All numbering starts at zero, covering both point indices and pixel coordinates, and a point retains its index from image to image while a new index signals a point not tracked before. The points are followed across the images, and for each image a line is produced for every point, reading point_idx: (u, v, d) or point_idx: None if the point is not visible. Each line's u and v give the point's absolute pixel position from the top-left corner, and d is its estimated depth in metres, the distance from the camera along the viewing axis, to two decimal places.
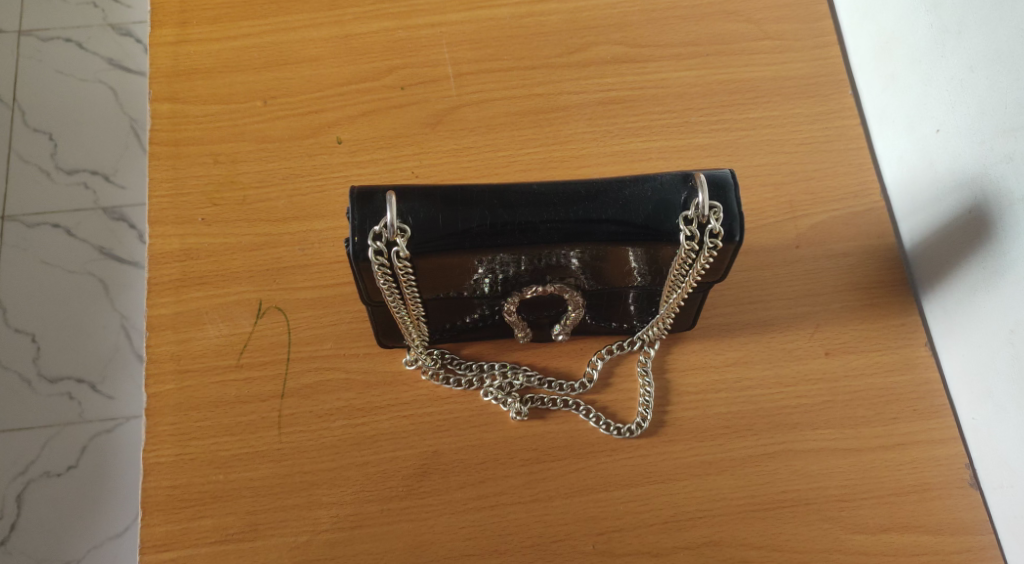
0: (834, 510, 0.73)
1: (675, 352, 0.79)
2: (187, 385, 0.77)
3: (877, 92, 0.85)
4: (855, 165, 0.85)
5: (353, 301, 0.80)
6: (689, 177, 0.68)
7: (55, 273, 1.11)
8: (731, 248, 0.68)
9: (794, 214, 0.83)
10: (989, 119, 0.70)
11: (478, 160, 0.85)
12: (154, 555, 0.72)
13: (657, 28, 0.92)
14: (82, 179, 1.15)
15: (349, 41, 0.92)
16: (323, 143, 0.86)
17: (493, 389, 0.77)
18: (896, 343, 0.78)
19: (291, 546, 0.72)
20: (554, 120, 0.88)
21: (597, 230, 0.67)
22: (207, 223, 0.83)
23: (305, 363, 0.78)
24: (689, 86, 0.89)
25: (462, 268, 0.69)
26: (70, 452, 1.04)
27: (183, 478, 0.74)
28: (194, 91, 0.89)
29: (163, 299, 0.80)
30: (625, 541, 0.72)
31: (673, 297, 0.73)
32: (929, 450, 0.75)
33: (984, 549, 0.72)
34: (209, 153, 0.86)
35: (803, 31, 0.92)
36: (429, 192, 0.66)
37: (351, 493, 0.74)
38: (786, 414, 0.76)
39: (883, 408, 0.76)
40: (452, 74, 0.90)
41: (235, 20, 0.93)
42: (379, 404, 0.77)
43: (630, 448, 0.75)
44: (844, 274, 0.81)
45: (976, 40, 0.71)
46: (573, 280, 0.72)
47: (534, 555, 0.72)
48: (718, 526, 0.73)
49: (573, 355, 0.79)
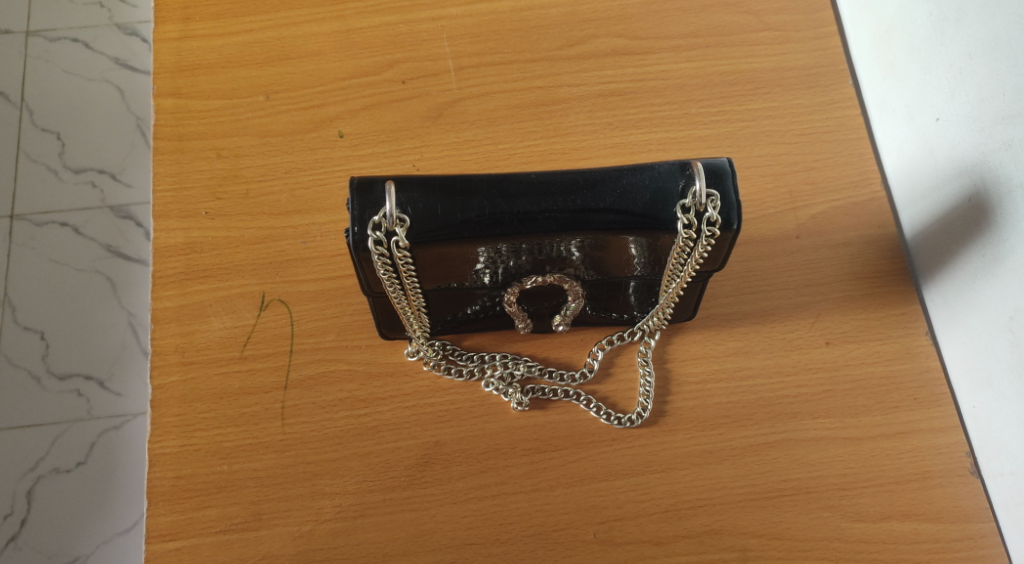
0: (835, 499, 0.73)
1: (675, 343, 0.79)
2: (191, 377, 0.78)
3: (877, 82, 0.85)
4: (855, 155, 0.85)
5: (356, 294, 0.81)
6: (686, 166, 0.68)
7: (62, 270, 1.12)
8: (729, 236, 0.69)
9: (794, 205, 0.83)
10: (988, 106, 0.70)
11: (479, 153, 0.86)
12: (160, 545, 0.73)
13: (656, 20, 0.93)
14: (89, 177, 1.17)
15: (350, 36, 0.92)
16: (325, 137, 0.87)
17: (494, 379, 0.77)
18: (897, 333, 0.79)
19: (295, 536, 0.73)
20: (555, 113, 0.88)
21: (595, 219, 0.67)
22: (211, 217, 0.84)
23: (308, 354, 0.79)
24: (689, 77, 0.89)
25: (462, 258, 0.69)
26: (79, 449, 1.05)
27: (188, 468, 0.75)
28: (198, 86, 0.90)
29: (168, 292, 0.81)
30: (626, 530, 0.73)
31: (673, 287, 0.73)
32: (930, 438, 0.75)
33: (985, 537, 0.72)
34: (213, 147, 0.87)
35: (803, 22, 0.92)
36: (428, 182, 0.67)
37: (354, 483, 0.74)
38: (786, 404, 0.76)
39: (884, 396, 0.76)
40: (453, 68, 0.91)
41: (238, 16, 0.93)
42: (381, 395, 0.77)
43: (631, 438, 0.75)
44: (845, 263, 0.81)
45: (973, 27, 0.71)
46: (572, 271, 0.73)
47: (535, 544, 0.72)
48: (718, 515, 0.73)
49: (573, 346, 0.79)
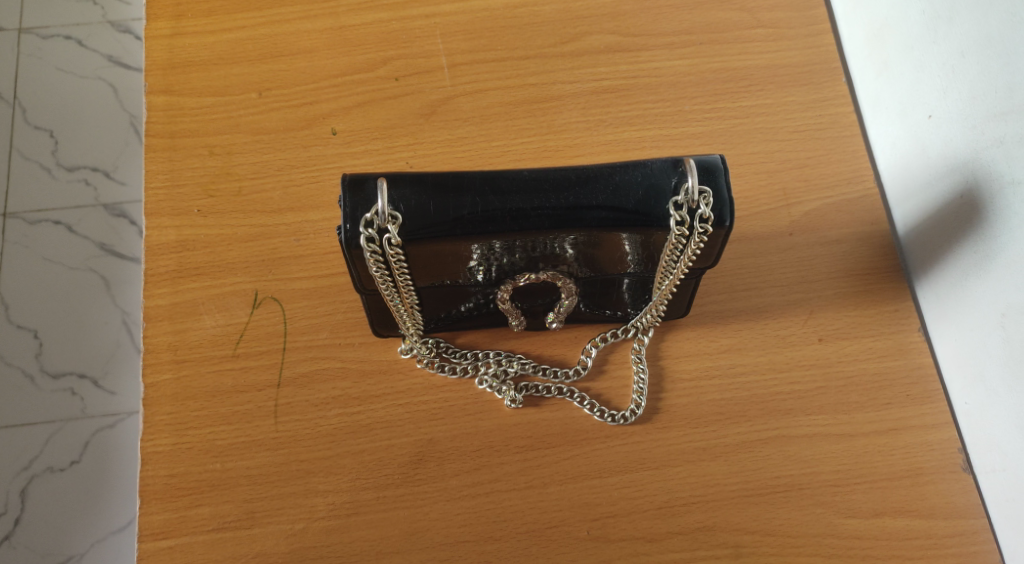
0: (828, 495, 0.73)
1: (669, 340, 0.79)
2: (184, 375, 0.78)
3: (870, 79, 0.85)
4: (849, 152, 0.85)
5: (349, 291, 0.81)
6: (679, 162, 0.68)
7: (56, 269, 1.12)
8: (722, 233, 0.69)
9: (787, 202, 0.83)
10: (980, 104, 0.70)
11: (472, 150, 0.86)
12: (153, 543, 0.72)
13: (650, 17, 0.93)
14: (82, 175, 1.16)
15: (343, 33, 0.92)
16: (319, 134, 0.87)
17: (488, 377, 0.77)
18: (890, 329, 0.79)
19: (288, 534, 0.73)
20: (548, 110, 0.88)
21: (588, 216, 0.67)
22: (203, 215, 0.83)
23: (301, 352, 0.78)
24: (682, 74, 0.89)
25: (455, 255, 0.69)
26: (73, 448, 1.05)
27: (181, 467, 0.75)
28: (190, 83, 0.89)
29: (160, 290, 0.81)
30: (619, 526, 0.73)
31: (666, 284, 0.73)
32: (923, 435, 0.75)
33: (977, 533, 0.72)
34: (205, 145, 0.87)
35: (796, 19, 0.92)
36: (421, 179, 0.67)
37: (348, 480, 0.74)
38: (779, 400, 0.76)
39: (876, 393, 0.76)
40: (447, 65, 0.91)
41: (230, 13, 0.93)
42: (375, 393, 0.77)
43: (624, 435, 0.76)
44: (838, 260, 0.81)
45: (966, 25, 0.71)
46: (566, 268, 0.72)
47: (529, 541, 0.72)
48: (711, 512, 0.73)
49: (567, 344, 0.79)
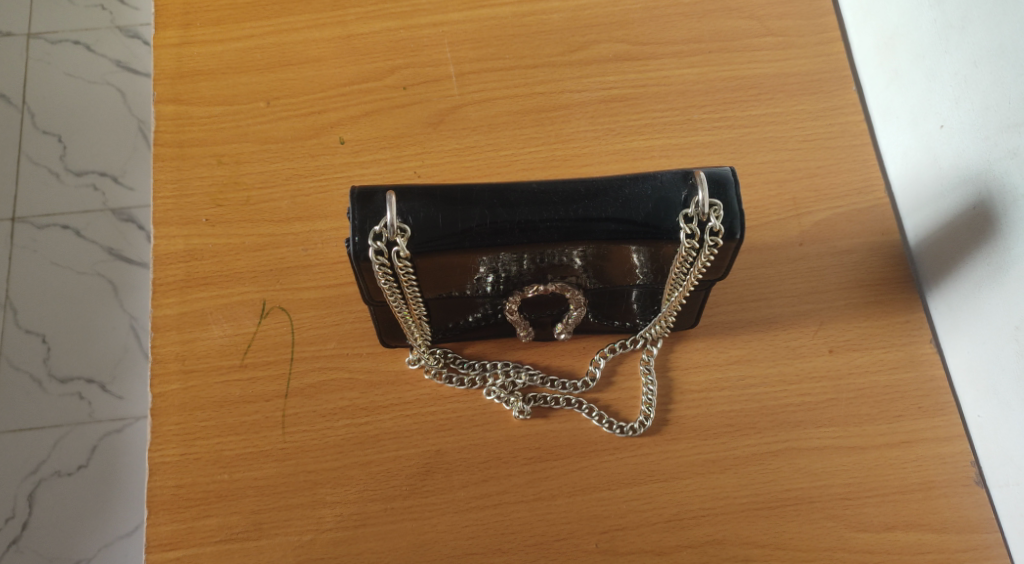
0: (838, 508, 0.73)
1: (678, 351, 0.79)
2: (192, 386, 0.77)
3: (881, 88, 0.85)
4: (860, 161, 0.84)
5: (357, 301, 0.80)
6: (689, 174, 0.68)
7: (64, 273, 1.12)
8: (732, 246, 0.68)
9: (798, 211, 0.83)
10: (994, 115, 0.69)
11: (480, 159, 0.86)
12: (159, 554, 0.72)
13: (658, 25, 0.92)
14: (91, 180, 1.16)
15: (351, 41, 0.92)
16: (326, 143, 0.87)
17: (496, 387, 0.77)
18: (901, 341, 0.78)
19: (296, 545, 0.73)
20: (556, 119, 0.88)
21: (597, 229, 0.67)
22: (211, 224, 0.83)
23: (309, 362, 0.78)
24: (691, 82, 0.89)
25: (464, 267, 0.69)
26: (81, 452, 1.05)
27: (188, 477, 0.75)
28: (199, 92, 0.89)
29: (168, 300, 0.80)
30: (628, 539, 0.72)
31: (675, 296, 0.73)
32: (935, 448, 0.74)
33: (990, 547, 0.72)
34: (214, 154, 0.86)
35: (806, 27, 0.91)
36: (430, 191, 0.67)
37: (356, 491, 0.74)
38: (790, 412, 0.76)
39: (887, 406, 0.76)
40: (454, 74, 0.90)
41: (238, 21, 0.93)
42: (382, 404, 0.77)
43: (633, 447, 0.75)
44: (849, 270, 0.81)
45: (979, 34, 0.70)
46: (574, 279, 0.72)
47: (538, 554, 0.72)
48: (720, 525, 0.73)
49: (576, 354, 0.79)
